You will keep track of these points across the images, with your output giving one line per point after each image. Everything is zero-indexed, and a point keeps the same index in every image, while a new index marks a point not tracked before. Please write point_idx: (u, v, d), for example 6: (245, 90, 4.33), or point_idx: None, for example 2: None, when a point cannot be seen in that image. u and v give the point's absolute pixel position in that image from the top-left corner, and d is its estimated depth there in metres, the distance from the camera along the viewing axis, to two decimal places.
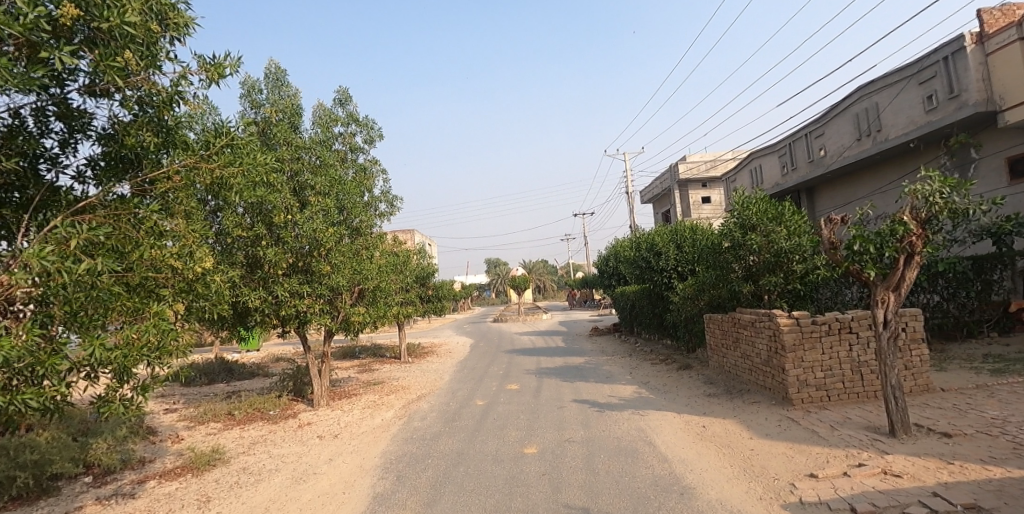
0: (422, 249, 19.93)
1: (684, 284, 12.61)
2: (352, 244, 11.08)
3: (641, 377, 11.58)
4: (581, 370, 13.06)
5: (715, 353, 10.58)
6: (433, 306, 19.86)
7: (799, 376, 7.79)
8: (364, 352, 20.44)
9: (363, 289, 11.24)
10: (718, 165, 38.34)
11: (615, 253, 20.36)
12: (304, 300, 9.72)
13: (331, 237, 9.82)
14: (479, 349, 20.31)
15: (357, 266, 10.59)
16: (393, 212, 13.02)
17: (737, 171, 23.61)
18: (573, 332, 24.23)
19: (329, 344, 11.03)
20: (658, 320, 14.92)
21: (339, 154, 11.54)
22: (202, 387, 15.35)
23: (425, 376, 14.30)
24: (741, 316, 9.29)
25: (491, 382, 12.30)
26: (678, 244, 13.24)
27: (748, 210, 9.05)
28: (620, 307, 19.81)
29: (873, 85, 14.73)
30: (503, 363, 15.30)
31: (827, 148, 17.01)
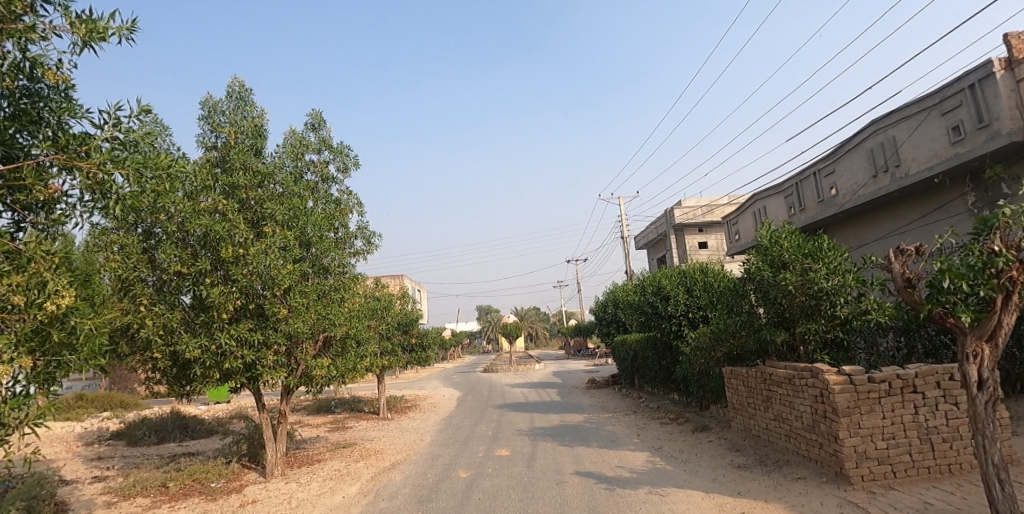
0: (406, 294, 18.46)
1: (696, 333, 11.16)
2: (319, 286, 9.63)
3: (652, 441, 9.94)
4: (581, 431, 11.40)
5: (740, 415, 9.06)
6: (416, 355, 18.18)
7: (857, 448, 6.31)
8: (341, 407, 18.60)
9: (330, 337, 9.69)
10: (715, 210, 37.55)
11: (614, 300, 18.96)
12: (254, 351, 8.17)
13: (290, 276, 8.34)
14: (467, 403, 18.50)
15: (321, 311, 9.07)
16: (370, 250, 11.62)
17: (738, 214, 22.57)
18: (569, 384, 22.45)
19: (287, 402, 9.37)
20: (666, 373, 13.34)
21: (309, 184, 10.23)
22: (149, 447, 13.45)
23: (404, 437, 12.53)
24: (773, 371, 7.85)
25: (478, 446, 10.60)
26: (687, 287, 11.88)
27: (777, 247, 7.79)
28: (620, 358, 18.20)
29: (889, 118, 13.90)
30: (493, 421, 13.55)
31: (839, 187, 16.05)
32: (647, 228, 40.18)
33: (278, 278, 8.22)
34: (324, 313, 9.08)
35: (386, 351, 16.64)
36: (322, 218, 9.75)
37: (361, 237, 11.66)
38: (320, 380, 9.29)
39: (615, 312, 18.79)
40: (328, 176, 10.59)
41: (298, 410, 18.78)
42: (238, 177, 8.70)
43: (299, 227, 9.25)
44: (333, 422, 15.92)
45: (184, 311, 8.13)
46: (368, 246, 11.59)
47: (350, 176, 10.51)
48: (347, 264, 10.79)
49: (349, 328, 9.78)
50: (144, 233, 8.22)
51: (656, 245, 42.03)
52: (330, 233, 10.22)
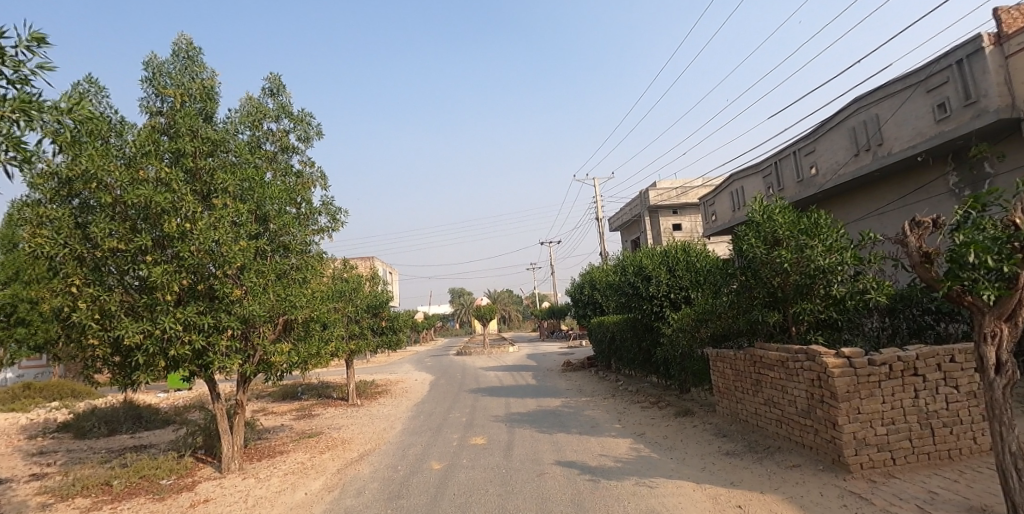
0: (375, 275, 17.68)
1: (680, 314, 10.76)
2: (277, 265, 8.82)
3: (635, 426, 9.54)
4: (560, 416, 10.94)
5: (726, 399, 8.70)
6: (386, 338, 17.40)
7: (856, 434, 5.95)
8: (308, 393, 17.81)
9: (291, 321, 8.94)
10: (689, 191, 37.47)
11: (592, 281, 18.53)
12: (204, 336, 7.36)
13: (243, 253, 7.53)
14: (440, 388, 17.92)
15: (280, 291, 8.30)
16: (335, 228, 10.85)
17: (715, 194, 22.33)
18: (544, 366, 22.06)
19: (244, 391, 8.61)
20: (646, 356, 12.97)
21: (266, 153, 9.36)
22: (98, 440, 12.52)
23: (374, 425, 11.89)
24: (764, 354, 7.47)
25: (452, 435, 10.03)
26: (669, 267, 11.44)
27: (771, 223, 7.34)
28: (597, 341, 17.83)
29: (872, 96, 13.65)
30: (468, 407, 13.00)
31: (819, 167, 15.84)
32: (621, 210, 39.94)
33: (228, 256, 7.37)
34: (284, 294, 8.32)
35: (355, 335, 15.87)
36: (281, 191, 8.93)
37: (325, 213, 10.87)
38: (281, 367, 8.55)
39: (593, 294, 18.37)
40: (289, 146, 9.72)
41: (263, 397, 17.92)
42: (184, 144, 7.81)
43: (255, 201, 8.42)
44: (299, 410, 15.16)
45: (123, 292, 7.26)
46: (333, 223, 10.81)
47: (313, 145, 9.68)
48: (310, 242, 10.00)
49: (312, 311, 9.01)
50: (77, 205, 7.34)
51: (630, 227, 41.87)
52: (290, 208, 9.40)
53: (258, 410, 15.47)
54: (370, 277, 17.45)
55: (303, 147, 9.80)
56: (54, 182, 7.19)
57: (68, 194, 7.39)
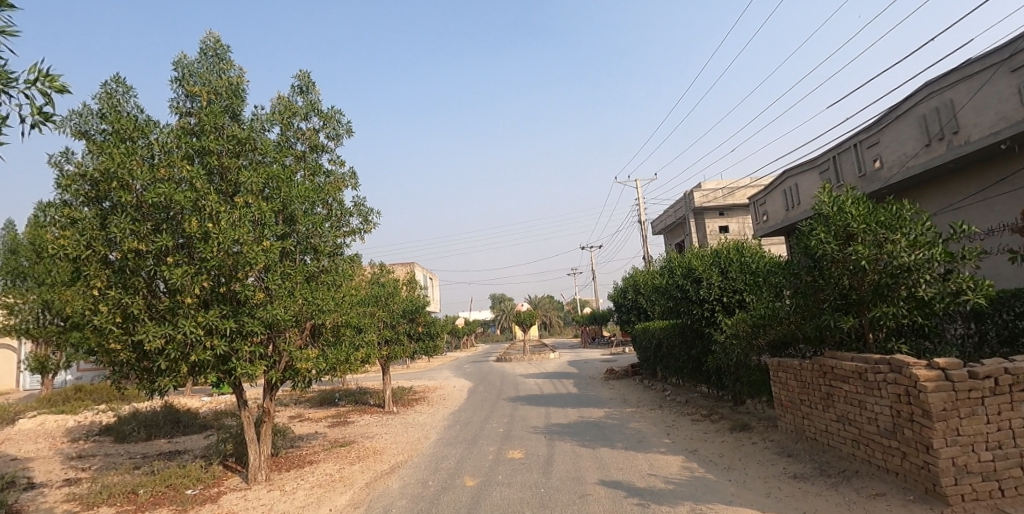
0: (412, 279, 17.34)
1: (735, 319, 9.89)
2: (304, 269, 8.42)
3: (685, 442, 8.73)
4: (603, 429, 10.21)
5: (790, 414, 7.81)
6: (423, 344, 16.52)
7: (955, 460, 5.05)
8: (345, 399, 17.62)
9: (319, 325, 8.55)
10: (736, 192, 35.97)
11: (637, 285, 17.65)
12: (225, 341, 7.01)
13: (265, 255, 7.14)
14: (477, 395, 17.42)
15: (306, 295, 7.92)
16: (367, 229, 10.49)
17: (766, 193, 21.10)
18: (586, 374, 21.28)
19: (271, 398, 8.28)
20: (697, 364, 12.07)
21: (295, 152, 9.07)
22: (137, 444, 12.55)
23: (407, 434, 11.44)
24: (837, 364, 6.58)
25: (487, 447, 9.46)
26: (722, 268, 10.57)
27: (844, 216, 6.46)
28: (642, 348, 16.95)
29: (946, 79, 12.40)
30: (505, 416, 12.41)
31: (884, 159, 14.58)
32: (665, 213, 38.72)
33: (250, 256, 6.94)
34: (310, 298, 7.94)
35: (391, 340, 15.54)
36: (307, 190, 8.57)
37: (357, 214, 10.53)
38: (308, 375, 8.16)
39: (638, 298, 17.47)
40: (319, 144, 9.41)
41: (301, 403, 17.85)
42: (207, 141, 7.54)
43: (282, 201, 8.10)
44: (334, 417, 14.92)
45: (145, 295, 6.99)
46: (365, 225, 10.45)
47: (343, 143, 9.35)
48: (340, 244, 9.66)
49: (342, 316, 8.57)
50: (103, 206, 7.18)
51: (674, 230, 40.57)
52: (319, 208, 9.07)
53: (295, 416, 15.33)
54: (407, 282, 17.08)
55: (333, 145, 9.48)
56: (89, 187, 7.17)
57: (97, 197, 7.29)
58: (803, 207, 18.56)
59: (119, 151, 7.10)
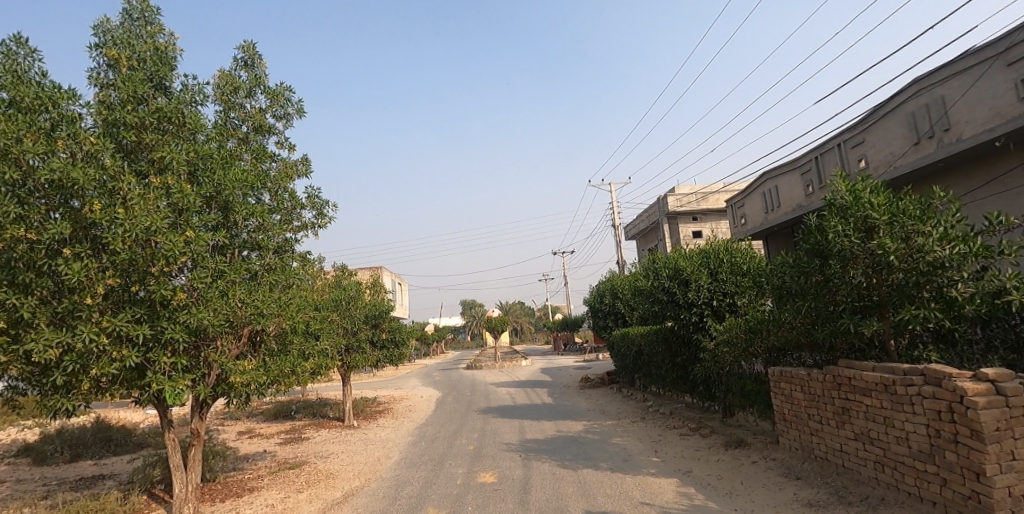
0: (375, 283, 16.15)
1: (728, 324, 9.08)
2: (243, 267, 7.26)
3: (676, 461, 7.84)
4: (584, 445, 9.27)
5: (795, 430, 7.00)
6: (387, 352, 15.23)
7: (1011, 490, 4.26)
8: (302, 412, 16.26)
9: (261, 331, 7.39)
10: (709, 196, 35.79)
11: (615, 289, 16.83)
12: (138, 351, 5.80)
13: (180, 246, 5.90)
14: (446, 406, 16.30)
15: (242, 297, 6.75)
16: (321, 223, 9.35)
17: (745, 195, 20.64)
18: (560, 382, 20.37)
19: (202, 418, 7.07)
20: (683, 373, 11.25)
21: (235, 133, 7.89)
22: (56, 467, 11.03)
23: (367, 453, 10.28)
24: (857, 375, 5.78)
25: (456, 469, 8.40)
26: (712, 269, 9.77)
27: (864, 207, 5.68)
28: (620, 355, 16.12)
29: (936, 75, 11.97)
30: (476, 431, 11.37)
31: (869, 159, 14.14)
32: (637, 218, 38.32)
33: (167, 248, 5.74)
34: (246, 300, 6.77)
35: (351, 348, 14.33)
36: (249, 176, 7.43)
37: (310, 206, 9.39)
38: (245, 390, 6.99)
39: (617, 303, 16.63)
40: (264, 125, 8.26)
41: (253, 417, 16.44)
42: (121, 113, 6.31)
43: (215, 185, 6.85)
44: (288, 432, 13.61)
45: (39, 296, 5.73)
46: (321, 219, 9.33)
47: (293, 124, 8.23)
48: (289, 238, 8.50)
49: (288, 321, 7.43)
50: None
51: (646, 235, 40.24)
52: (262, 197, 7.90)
53: (244, 433, 13.96)
54: (370, 285, 15.90)
55: (281, 126, 8.32)
56: None
57: None
58: (783, 209, 18.10)
59: (6, 116, 5.80)
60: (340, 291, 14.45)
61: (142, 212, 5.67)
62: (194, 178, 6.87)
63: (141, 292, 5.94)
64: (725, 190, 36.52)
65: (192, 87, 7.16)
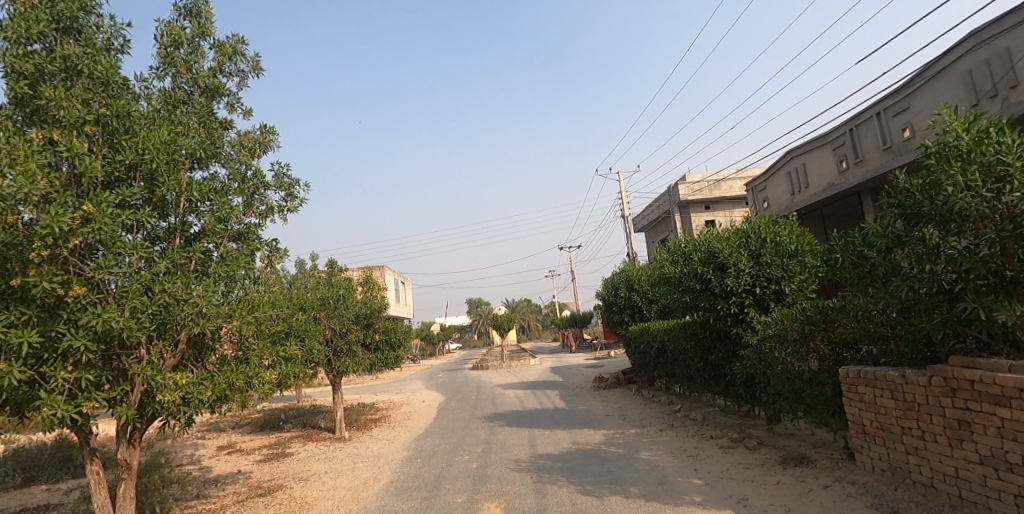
0: (368, 280, 14.70)
1: (779, 315, 7.60)
2: (181, 256, 5.82)
3: (724, 485, 6.35)
4: (607, 463, 7.79)
5: (882, 446, 5.51)
6: (381, 355, 13.78)
7: None
8: (290, 423, 14.85)
9: (206, 335, 5.95)
10: (721, 184, 34.20)
11: (632, 281, 15.36)
12: (22, 364, 4.36)
13: (64, 223, 4.28)
14: (449, 413, 14.87)
15: (176, 292, 5.32)
16: (291, 207, 7.94)
17: (767, 176, 19.10)
18: (571, 383, 18.89)
19: (131, 445, 5.64)
20: (717, 373, 9.77)
21: (175, 97, 6.58)
22: (1, 495, 9.64)
23: (353, 474, 8.86)
24: (982, 377, 4.29)
25: (454, 497, 6.94)
26: (753, 250, 8.29)
27: (991, 150, 4.27)
28: (638, 352, 14.67)
29: (996, 25, 10.44)
30: (479, 444, 9.91)
31: (915, 127, 12.63)
32: (647, 208, 36.77)
33: (42, 225, 4.19)
34: (179, 297, 5.34)
35: (340, 351, 12.88)
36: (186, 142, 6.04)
37: (277, 187, 7.98)
38: (181, 411, 5.54)
39: (635, 296, 15.16)
40: (215, 86, 6.85)
41: (238, 429, 15.09)
42: (9, 59, 4.99)
43: (138, 148, 5.35)
44: (272, 446, 12.22)
45: None
46: (291, 202, 7.93)
47: (249, 83, 6.82)
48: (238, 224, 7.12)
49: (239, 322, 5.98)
50: None
51: (656, 226, 38.70)
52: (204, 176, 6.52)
53: (224, 448, 12.59)
54: (363, 282, 14.45)
55: (234, 87, 6.92)
56: None
57: None
58: (812, 189, 16.56)
59: None
60: (327, 288, 13.01)
61: (11, 174, 4.17)
62: (111, 140, 5.43)
63: (24, 287, 4.47)
64: (738, 177, 34.92)
65: (105, 25, 5.65)
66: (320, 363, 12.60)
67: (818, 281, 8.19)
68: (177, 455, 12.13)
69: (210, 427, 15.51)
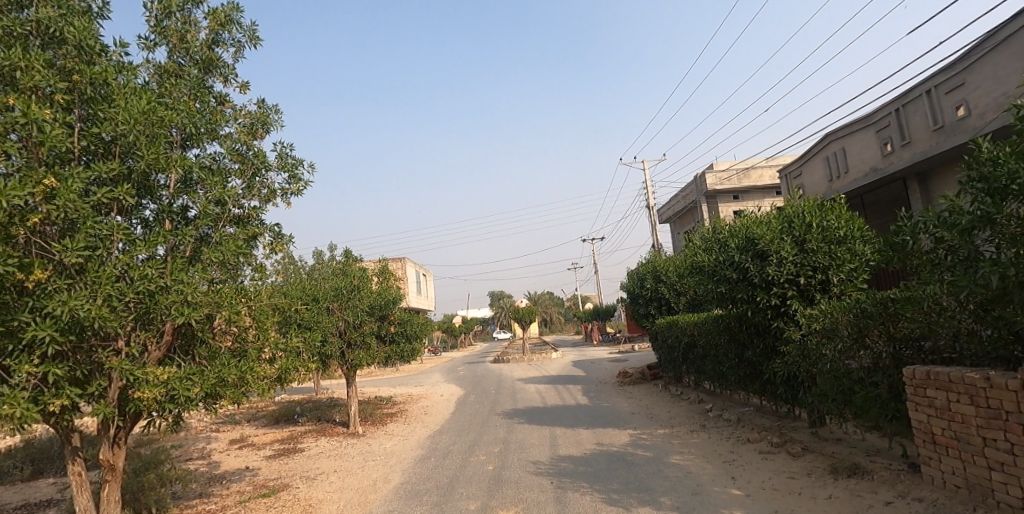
0: (383, 270, 14.21)
1: (827, 308, 6.83)
2: (166, 239, 5.33)
3: (767, 498, 5.65)
4: (634, 468, 7.14)
5: (956, 459, 4.75)
6: (397, 347, 13.28)
7: None
8: (305, 416, 14.50)
9: (193, 326, 5.46)
10: (751, 172, 32.94)
11: (660, 272, 14.60)
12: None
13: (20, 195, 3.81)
14: (467, 408, 14.35)
15: (157, 277, 4.86)
16: (296, 190, 7.47)
17: (803, 162, 18.08)
18: (594, 378, 18.21)
19: (117, 446, 5.32)
20: (755, 369, 9.03)
21: (166, 70, 6.09)
22: (7, 489, 9.41)
23: (363, 474, 8.37)
24: None
25: (467, 503, 6.37)
26: (796, 235, 7.53)
27: None
28: (665, 347, 13.93)
29: None
30: (497, 444, 9.33)
31: (970, 104, 11.60)
32: (672, 198, 35.69)
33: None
34: (160, 284, 4.87)
35: (354, 343, 12.39)
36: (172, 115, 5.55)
37: (280, 168, 7.51)
38: (166, 409, 5.08)
39: (662, 288, 14.41)
40: (209, 58, 6.37)
41: (253, 421, 14.80)
42: None
43: (117, 120, 4.84)
44: (284, 441, 11.86)
45: None
46: (294, 185, 7.44)
47: (245, 54, 6.34)
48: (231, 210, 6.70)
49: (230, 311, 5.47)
50: None
51: (682, 217, 37.59)
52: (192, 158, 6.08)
53: (236, 442, 12.28)
54: (378, 272, 13.95)
55: (229, 59, 6.45)
56: None
57: None
58: (853, 174, 15.54)
59: None
60: (340, 278, 12.56)
61: None
62: (86, 111, 4.94)
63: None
64: (769, 165, 33.57)
65: None
66: (335, 353, 12.09)
67: (868, 270, 7.41)
68: (188, 449, 11.85)
69: (225, 420, 15.27)
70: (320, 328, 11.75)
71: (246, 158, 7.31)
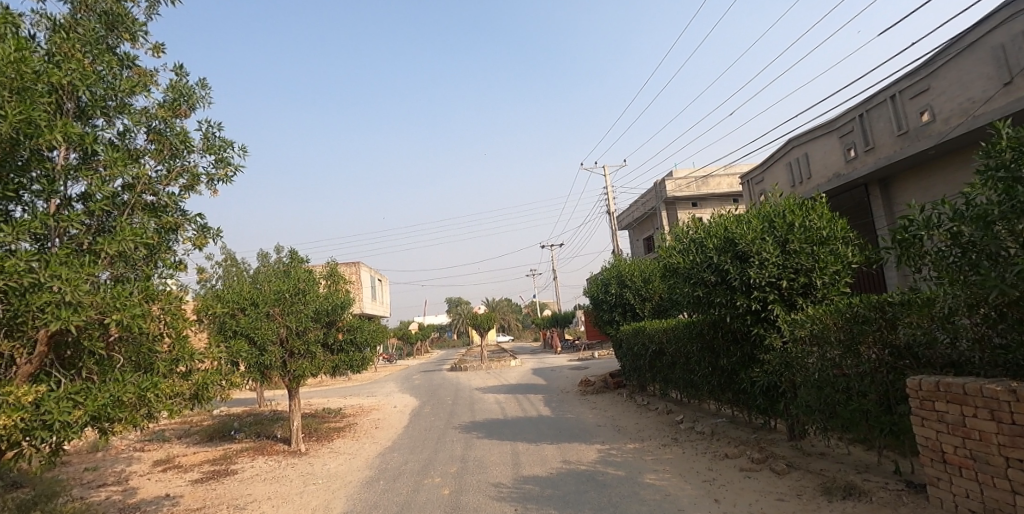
0: (332, 272, 13.11)
1: (814, 313, 6.33)
2: (42, 224, 4.29)
3: None
4: (607, 491, 6.43)
5: (972, 481, 4.25)
6: (345, 356, 12.22)
7: None
8: (243, 432, 13.21)
9: (77, 333, 4.42)
10: (709, 180, 33.20)
11: (625, 276, 14.11)
12: None
13: None
14: (421, 420, 13.40)
15: (23, 268, 3.88)
16: (224, 176, 6.49)
17: (765, 167, 18.06)
18: (556, 386, 17.54)
19: None
20: (730, 378, 8.53)
21: (54, 20, 4.97)
22: None
23: (301, 501, 7.37)
24: None
25: None
26: (776, 235, 7.05)
27: None
28: (630, 354, 13.40)
29: None
30: (453, 463, 8.47)
31: (935, 109, 11.63)
32: (632, 205, 35.66)
33: None
34: (27, 277, 3.90)
35: (297, 352, 11.26)
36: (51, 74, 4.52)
37: (204, 150, 6.52)
38: (36, 438, 4.05)
39: (627, 293, 13.93)
40: (116, 12, 5.34)
41: (184, 438, 13.40)
42: None
43: None
44: (215, 461, 10.63)
45: None
46: (221, 170, 6.47)
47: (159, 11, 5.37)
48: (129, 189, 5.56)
49: (125, 315, 4.45)
50: None
51: (641, 223, 37.68)
52: (91, 129, 5.02)
53: (161, 463, 10.96)
54: (326, 275, 12.86)
55: (140, 19, 5.47)
56: None
57: None
58: (816, 180, 15.54)
59: None
60: (282, 280, 11.44)
61: None
62: None
63: None
64: (726, 173, 33.95)
65: None
66: (275, 364, 10.93)
67: (851, 273, 7.02)
68: (103, 472, 10.47)
69: (152, 437, 13.80)
70: (258, 336, 10.59)
71: (162, 137, 6.29)
